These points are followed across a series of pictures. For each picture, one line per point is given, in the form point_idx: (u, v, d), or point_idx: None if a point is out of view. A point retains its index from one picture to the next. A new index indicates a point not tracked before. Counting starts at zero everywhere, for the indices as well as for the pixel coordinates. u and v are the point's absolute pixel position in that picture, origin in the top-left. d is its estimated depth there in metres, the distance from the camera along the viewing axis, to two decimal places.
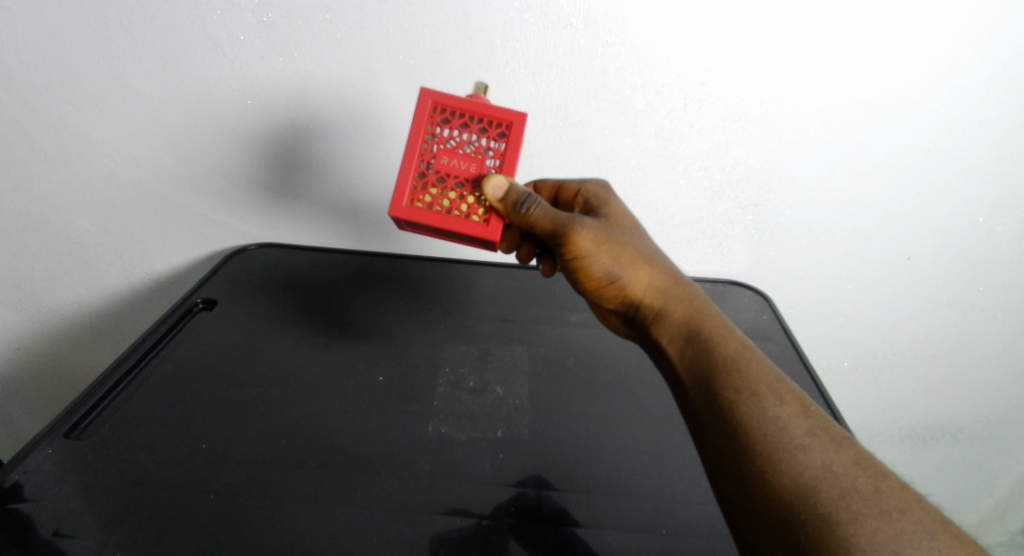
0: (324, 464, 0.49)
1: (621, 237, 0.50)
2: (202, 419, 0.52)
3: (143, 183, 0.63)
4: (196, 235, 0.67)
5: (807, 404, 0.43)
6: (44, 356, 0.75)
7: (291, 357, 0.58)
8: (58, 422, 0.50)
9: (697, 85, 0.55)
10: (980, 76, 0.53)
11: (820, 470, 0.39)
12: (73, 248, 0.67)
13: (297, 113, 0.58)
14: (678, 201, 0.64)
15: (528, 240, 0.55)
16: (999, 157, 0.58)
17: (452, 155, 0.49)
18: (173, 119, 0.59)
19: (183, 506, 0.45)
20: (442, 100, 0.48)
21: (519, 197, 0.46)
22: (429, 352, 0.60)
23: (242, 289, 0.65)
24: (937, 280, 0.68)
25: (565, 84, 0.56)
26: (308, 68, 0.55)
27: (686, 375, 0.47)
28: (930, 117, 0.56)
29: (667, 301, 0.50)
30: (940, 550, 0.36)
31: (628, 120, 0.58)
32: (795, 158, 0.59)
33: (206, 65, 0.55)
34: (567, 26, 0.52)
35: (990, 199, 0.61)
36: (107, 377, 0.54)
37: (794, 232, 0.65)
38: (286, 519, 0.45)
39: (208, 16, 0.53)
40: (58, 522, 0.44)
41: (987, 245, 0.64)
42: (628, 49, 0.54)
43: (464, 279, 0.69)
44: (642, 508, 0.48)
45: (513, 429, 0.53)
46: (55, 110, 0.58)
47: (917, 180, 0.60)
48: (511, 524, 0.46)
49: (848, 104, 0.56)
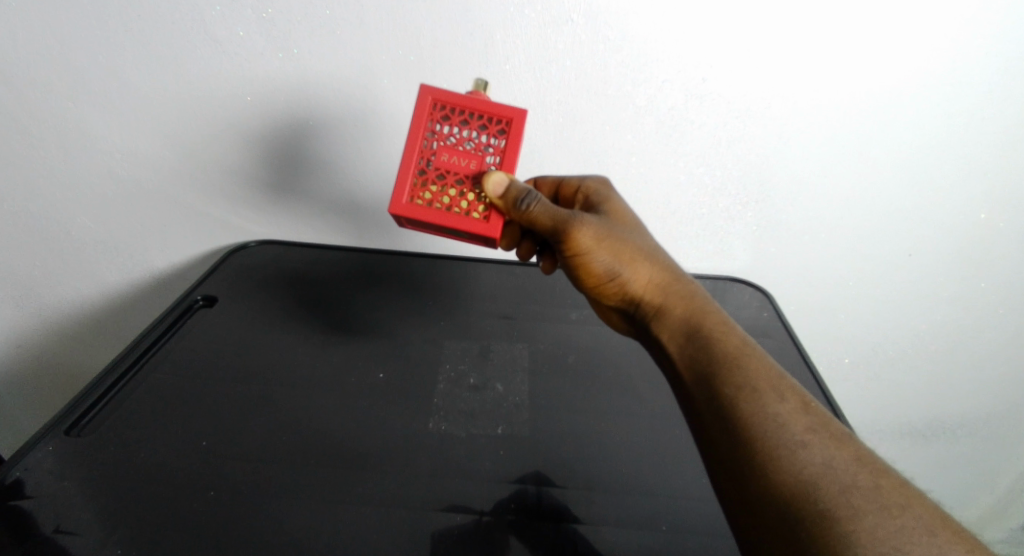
0: (324, 461, 0.49)
1: (621, 233, 0.50)
2: (203, 416, 0.52)
3: (143, 180, 0.63)
4: (196, 232, 0.67)
5: (807, 401, 0.43)
6: (45, 354, 0.75)
7: (292, 354, 0.58)
8: (58, 419, 0.50)
9: (699, 81, 0.55)
10: (983, 70, 0.53)
11: (820, 467, 0.39)
12: (74, 245, 0.67)
13: (296, 110, 0.58)
14: (678, 198, 0.63)
15: (529, 237, 0.55)
16: (1001, 153, 0.58)
17: (452, 152, 0.48)
18: (172, 116, 0.59)
19: (183, 503, 0.45)
20: (441, 97, 0.48)
21: (519, 194, 0.46)
22: (429, 349, 0.60)
23: (243, 286, 0.65)
24: (939, 276, 0.68)
25: (565, 80, 0.55)
26: (308, 64, 0.55)
27: (687, 372, 0.47)
28: (932, 113, 0.56)
29: (667, 298, 0.50)
30: (941, 547, 0.36)
31: (629, 116, 0.58)
32: (796, 154, 0.59)
33: (205, 61, 0.55)
34: (568, 21, 0.52)
35: (992, 196, 0.61)
36: (107, 374, 0.54)
37: (795, 228, 0.65)
38: (286, 516, 0.45)
39: (207, 12, 0.53)
40: (59, 519, 0.44)
41: (989, 241, 0.64)
42: (629, 45, 0.53)
43: (464, 276, 0.69)
44: (642, 505, 0.48)
45: (514, 426, 0.53)
46: (54, 107, 0.58)
47: (919, 177, 0.60)
48: (511, 521, 0.46)
49: (850, 100, 0.55)
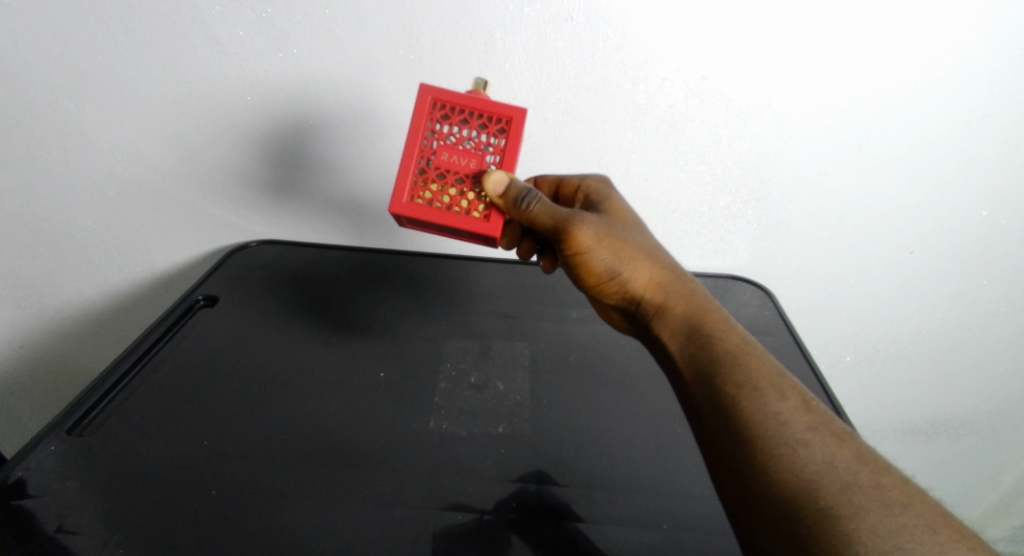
0: (326, 460, 0.49)
1: (622, 232, 0.50)
2: (204, 415, 0.52)
3: (144, 180, 0.63)
4: (197, 232, 0.67)
5: (808, 400, 0.43)
6: (47, 354, 0.75)
7: (293, 354, 0.58)
8: (60, 419, 0.50)
9: (699, 79, 0.55)
10: (984, 67, 0.53)
11: (821, 465, 0.39)
12: (75, 246, 0.67)
13: (297, 110, 0.58)
14: (679, 196, 0.63)
15: (529, 237, 0.55)
16: (1002, 150, 0.58)
17: (452, 152, 0.48)
18: (172, 116, 0.59)
19: (185, 503, 0.45)
20: (441, 96, 0.48)
21: (519, 193, 0.46)
22: (430, 348, 0.60)
23: (244, 286, 0.65)
24: (940, 274, 0.68)
25: (566, 78, 0.55)
26: (308, 63, 0.55)
27: (687, 370, 0.47)
28: (933, 110, 0.56)
29: (668, 296, 0.50)
30: (942, 545, 0.36)
31: (629, 114, 0.58)
32: (797, 151, 0.59)
33: (205, 61, 0.55)
34: (567, 20, 0.52)
35: (994, 192, 0.61)
36: (109, 374, 0.54)
37: (796, 226, 0.65)
38: (288, 515, 0.45)
39: (206, 12, 0.53)
40: (61, 518, 0.44)
41: (991, 238, 0.64)
42: (629, 42, 0.53)
43: (465, 275, 0.69)
44: (644, 503, 0.48)
45: (515, 424, 0.53)
46: (54, 108, 0.58)
47: (920, 174, 0.60)
48: (512, 519, 0.46)
49: (850, 97, 0.55)
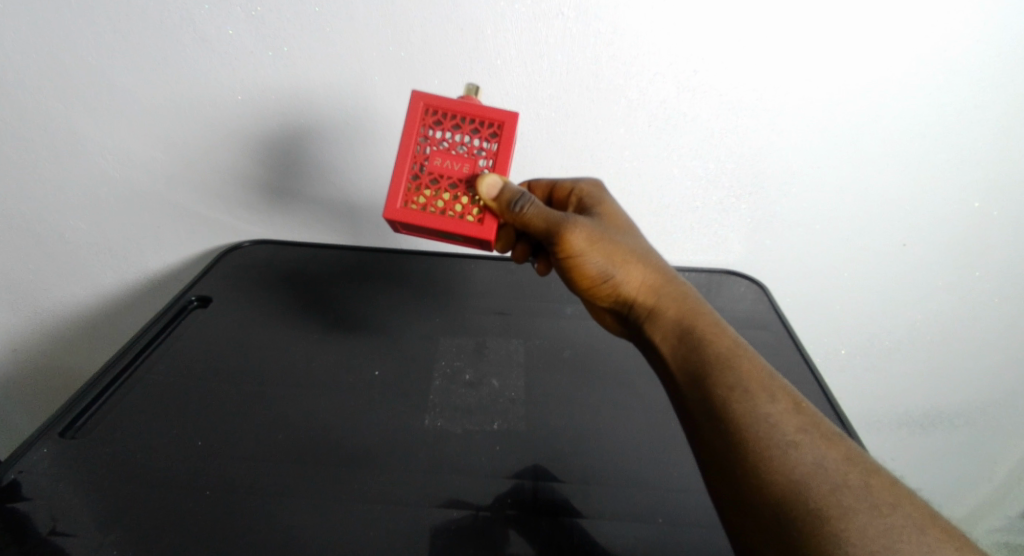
0: (323, 459, 0.49)
1: (613, 236, 0.50)
2: (198, 416, 0.51)
3: (137, 182, 0.63)
4: (191, 233, 0.68)
5: (798, 401, 0.43)
6: (41, 357, 0.75)
7: (288, 353, 0.58)
8: (54, 422, 0.50)
9: (691, 73, 0.56)
10: (972, 57, 0.54)
11: (811, 466, 0.40)
12: (68, 247, 0.67)
13: (289, 108, 0.58)
14: (673, 190, 0.64)
15: (523, 240, 0.56)
16: (992, 141, 0.58)
17: (446, 156, 0.49)
18: (165, 119, 0.59)
19: (181, 503, 0.45)
20: (434, 101, 0.49)
21: (513, 196, 0.47)
22: (426, 346, 0.60)
23: (238, 286, 0.65)
24: (935, 266, 0.68)
25: (558, 74, 0.56)
26: (299, 61, 0.56)
27: (679, 373, 0.47)
28: (922, 101, 0.57)
29: (660, 299, 0.50)
30: (929, 545, 0.36)
31: (622, 110, 0.58)
32: (787, 145, 0.60)
33: (195, 62, 0.56)
34: (559, 15, 0.53)
35: (986, 184, 0.61)
36: (102, 376, 0.54)
37: (789, 219, 0.66)
38: (284, 514, 0.45)
39: (196, 11, 0.53)
40: (56, 520, 0.44)
41: (982, 230, 0.65)
42: (620, 38, 0.54)
43: (460, 274, 0.69)
44: (640, 498, 0.48)
45: (511, 421, 0.53)
46: (45, 109, 0.58)
47: (911, 167, 0.61)
48: (509, 515, 0.46)
49: (836, 90, 0.56)
